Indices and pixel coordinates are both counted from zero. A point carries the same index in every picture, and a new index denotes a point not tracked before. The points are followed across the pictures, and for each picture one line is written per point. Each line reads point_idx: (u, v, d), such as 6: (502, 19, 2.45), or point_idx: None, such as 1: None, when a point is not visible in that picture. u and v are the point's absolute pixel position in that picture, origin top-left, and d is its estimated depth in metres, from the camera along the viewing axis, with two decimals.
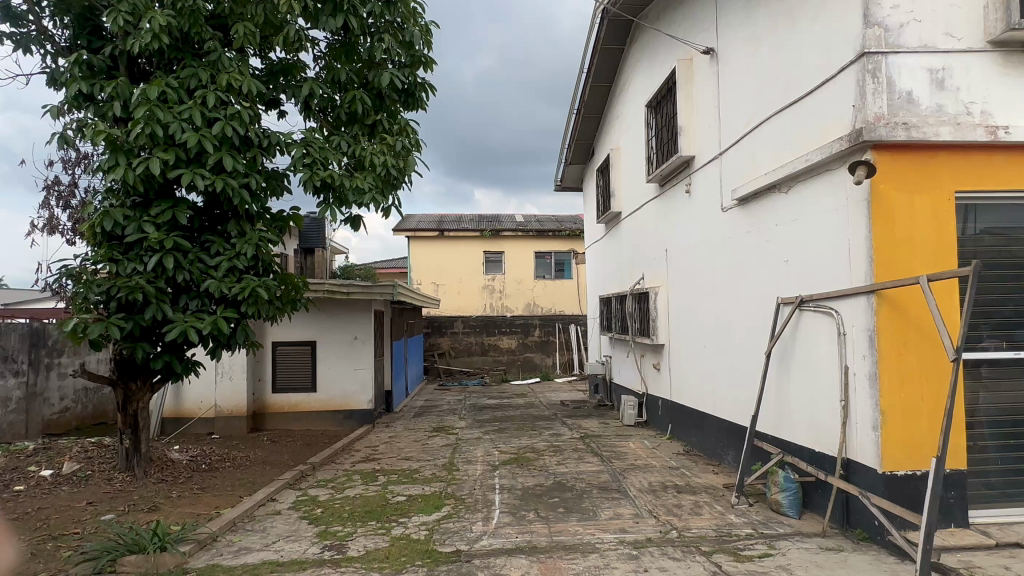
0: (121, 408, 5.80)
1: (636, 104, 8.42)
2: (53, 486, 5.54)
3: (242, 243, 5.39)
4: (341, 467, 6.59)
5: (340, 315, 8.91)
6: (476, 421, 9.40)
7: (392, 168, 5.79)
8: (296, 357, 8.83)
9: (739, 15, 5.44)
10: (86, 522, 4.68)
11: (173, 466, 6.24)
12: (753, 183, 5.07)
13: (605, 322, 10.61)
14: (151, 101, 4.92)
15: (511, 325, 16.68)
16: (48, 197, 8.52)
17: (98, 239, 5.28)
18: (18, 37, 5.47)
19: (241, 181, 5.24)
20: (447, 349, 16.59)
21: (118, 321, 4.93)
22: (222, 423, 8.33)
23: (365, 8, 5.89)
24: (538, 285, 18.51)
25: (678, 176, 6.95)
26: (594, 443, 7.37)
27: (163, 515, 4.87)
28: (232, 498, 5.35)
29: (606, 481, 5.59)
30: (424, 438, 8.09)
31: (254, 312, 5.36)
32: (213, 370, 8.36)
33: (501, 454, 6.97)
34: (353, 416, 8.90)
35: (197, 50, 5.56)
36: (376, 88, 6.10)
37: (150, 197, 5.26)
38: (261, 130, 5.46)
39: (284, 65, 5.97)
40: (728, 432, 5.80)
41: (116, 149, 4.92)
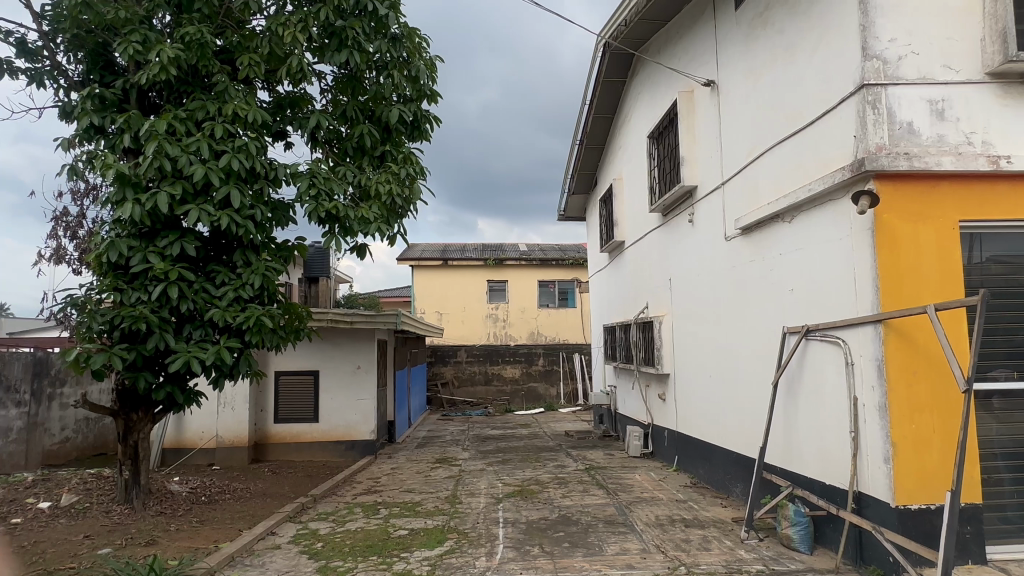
0: (122, 439, 5.75)
1: (638, 134, 8.50)
2: (50, 519, 5.47)
3: (248, 273, 5.43)
4: (342, 499, 6.49)
5: (342, 344, 8.88)
6: (479, 452, 9.28)
7: (397, 197, 5.87)
8: (298, 387, 8.78)
9: (738, 49, 5.54)
10: (82, 556, 4.60)
11: (172, 498, 6.15)
12: (756, 213, 5.09)
13: (610, 351, 10.55)
14: (160, 135, 5.02)
15: (515, 354, 16.59)
16: (56, 227, 8.60)
17: (104, 269, 5.30)
18: (32, 72, 5.62)
19: (246, 213, 5.29)
20: (450, 378, 16.50)
21: (121, 351, 4.93)
22: (223, 454, 8.26)
23: (371, 44, 6.05)
24: (541, 314, 18.47)
25: (681, 206, 6.99)
26: (599, 475, 7.25)
27: (161, 548, 4.79)
28: (230, 531, 5.26)
29: (612, 515, 5.49)
30: (427, 470, 7.98)
31: (257, 341, 5.34)
32: (215, 400, 8.32)
33: (505, 486, 6.86)
34: (355, 447, 8.79)
35: (206, 83, 5.67)
36: (383, 121, 6.23)
37: (156, 228, 5.31)
38: (267, 162, 5.54)
39: (291, 98, 6.09)
40: (735, 463, 5.70)
41: (123, 182, 4.98)
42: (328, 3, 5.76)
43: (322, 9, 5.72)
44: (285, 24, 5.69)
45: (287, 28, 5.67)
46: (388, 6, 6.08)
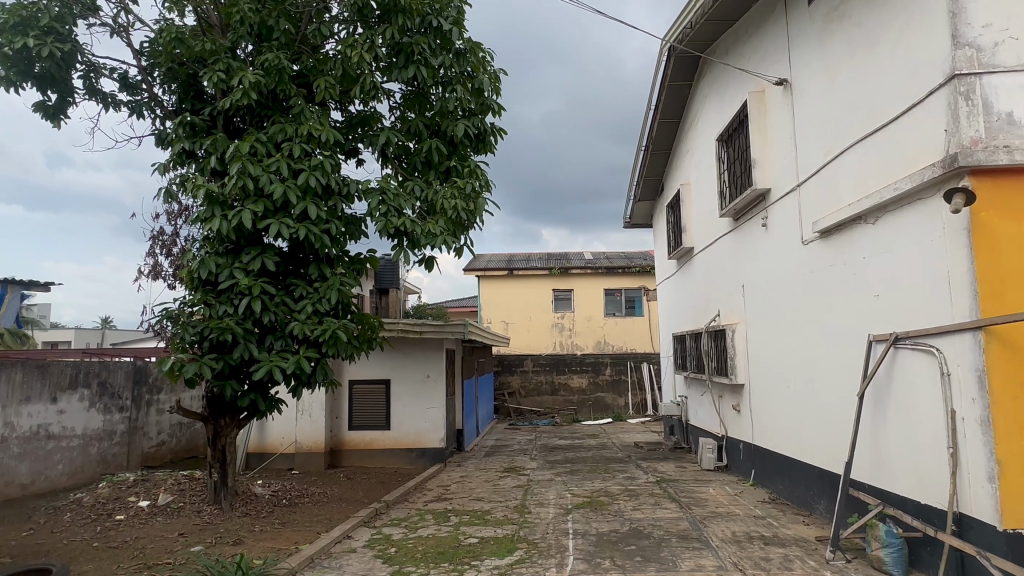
0: (211, 443, 6.13)
1: (706, 137, 8.30)
2: (149, 516, 5.89)
3: (325, 287, 5.67)
4: (413, 506, 6.63)
5: (412, 353, 9.10)
6: (547, 462, 9.25)
7: (462, 211, 5.98)
8: (371, 395, 9.07)
9: (813, 45, 5.32)
10: (177, 552, 4.92)
11: (256, 500, 6.48)
12: (835, 215, 4.84)
13: (680, 361, 10.27)
14: (243, 156, 5.34)
15: (581, 363, 16.46)
16: (153, 246, 9.31)
17: (195, 284, 5.68)
18: (133, 104, 6.14)
19: (322, 228, 5.54)
20: (517, 388, 16.55)
21: (210, 361, 5.26)
22: (301, 459, 8.63)
23: (436, 60, 6.24)
24: (608, 323, 18.25)
25: (753, 210, 6.75)
26: (671, 488, 7.06)
27: (247, 548, 5.05)
28: (310, 533, 5.48)
29: (686, 529, 5.32)
30: (496, 479, 8.02)
31: (333, 353, 5.56)
32: (294, 408, 8.72)
33: (574, 496, 6.80)
34: (425, 455, 8.96)
35: (284, 106, 5.99)
36: (448, 136, 6.38)
37: (240, 244, 5.65)
38: (340, 179, 5.79)
39: (362, 117, 6.35)
40: (818, 478, 5.41)
41: (213, 202, 5.34)
42: (395, 23, 5.99)
43: (389, 29, 5.95)
44: (355, 46, 5.95)
45: (356, 49, 5.93)
46: (451, 22, 6.28)
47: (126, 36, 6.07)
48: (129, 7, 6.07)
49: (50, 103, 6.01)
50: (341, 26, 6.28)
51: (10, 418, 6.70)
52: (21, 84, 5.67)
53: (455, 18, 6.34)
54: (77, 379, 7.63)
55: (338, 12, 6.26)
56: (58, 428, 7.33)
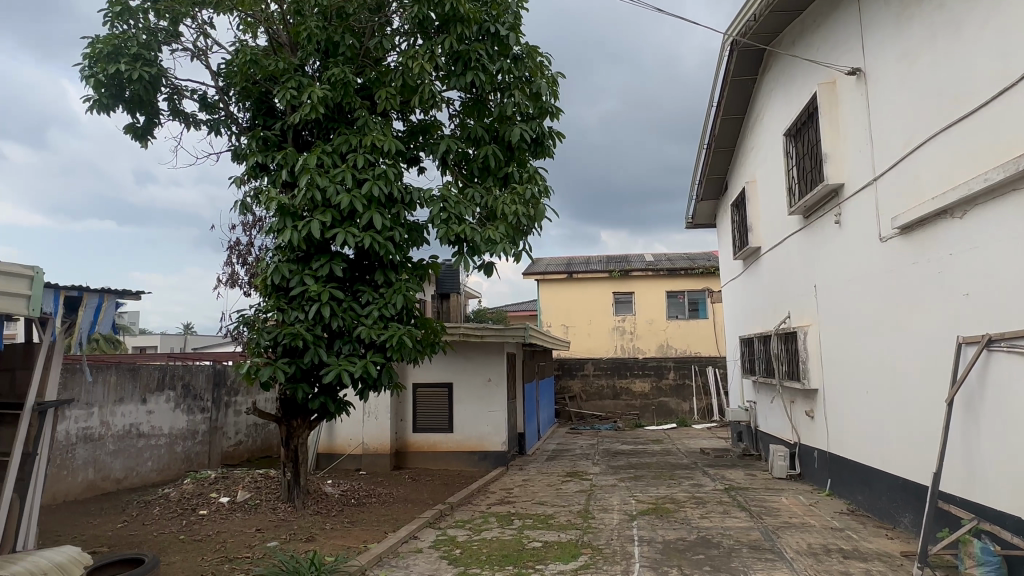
0: (285, 443, 6.40)
1: (773, 133, 8.00)
2: (230, 512, 6.21)
3: (391, 293, 5.84)
4: (477, 508, 6.70)
5: (474, 357, 9.20)
6: (610, 468, 9.13)
7: (522, 217, 6.00)
8: (434, 398, 9.24)
9: (889, 32, 5.04)
10: (255, 547, 5.17)
11: (327, 499, 6.71)
12: (917, 210, 4.56)
13: (748, 365, 9.92)
14: (312, 168, 5.57)
15: (644, 367, 16.17)
16: (231, 256, 9.83)
17: (269, 291, 5.96)
18: (212, 122, 6.53)
19: (386, 235, 5.70)
20: (578, 392, 16.44)
21: (283, 365, 5.50)
22: (369, 460, 8.88)
23: (493, 66, 6.32)
24: (670, 326, 17.87)
25: (825, 207, 6.45)
26: (741, 496, 6.82)
27: (319, 545, 5.24)
28: (377, 533, 5.63)
29: (757, 540, 5.12)
30: (558, 483, 7.99)
31: (398, 357, 5.70)
32: (361, 410, 8.99)
33: (639, 503, 6.68)
34: (488, 458, 9.03)
35: (348, 118, 6.21)
36: (506, 141, 6.44)
37: (310, 252, 5.88)
38: (403, 187, 5.95)
39: (423, 125, 6.49)
40: (902, 490, 5.10)
41: (284, 213, 5.59)
42: (453, 32, 6.11)
43: (447, 38, 6.07)
44: (416, 57, 6.10)
45: (416, 60, 6.07)
46: (508, 28, 6.35)
47: (205, 58, 6.45)
48: (207, 32, 6.45)
49: (139, 124, 6.46)
50: (402, 38, 6.46)
51: (106, 417, 7.24)
52: (113, 107, 6.13)
53: (512, 24, 6.41)
54: (164, 381, 8.15)
55: (399, 25, 6.44)
56: (148, 427, 7.85)
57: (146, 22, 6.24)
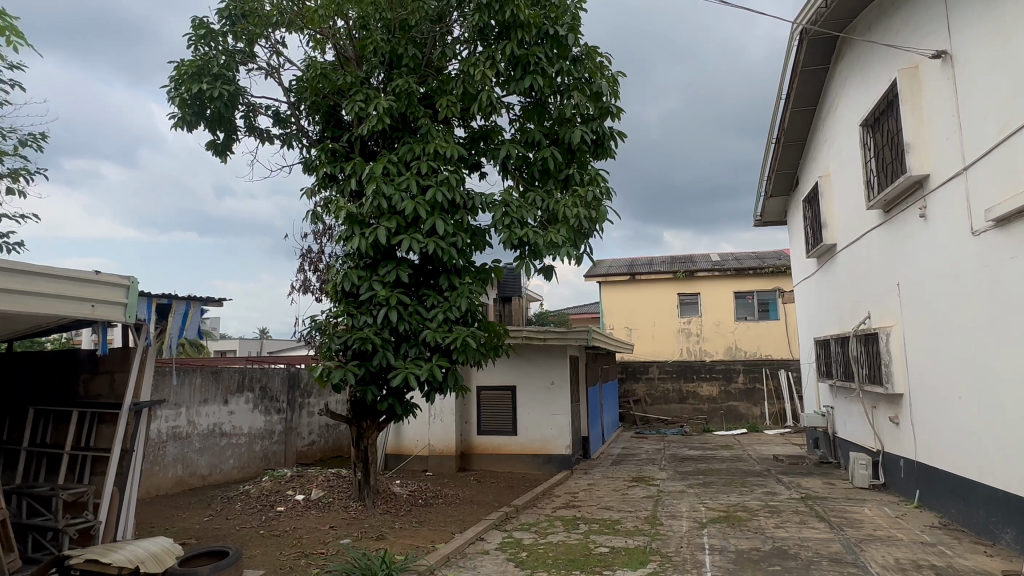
0: (355, 444, 6.61)
1: (848, 123, 7.60)
2: (305, 509, 6.48)
3: (454, 297, 5.94)
4: (542, 511, 6.69)
5: (537, 360, 9.21)
6: (677, 473, 8.91)
7: (584, 219, 5.97)
8: (498, 401, 9.31)
9: (978, 9, 4.69)
10: (329, 543, 5.36)
11: (395, 499, 6.89)
12: (1014, 200, 4.22)
13: (824, 368, 9.45)
14: (378, 177, 5.74)
15: (711, 370, 15.69)
16: (303, 263, 10.27)
17: (339, 297, 6.18)
18: (284, 136, 6.85)
19: (449, 241, 5.81)
20: (642, 396, 16.14)
21: (353, 367, 5.69)
22: (435, 461, 9.04)
23: (553, 69, 6.33)
24: (738, 327, 17.28)
25: (907, 199, 6.07)
26: (819, 506, 6.50)
27: (389, 543, 5.38)
28: (445, 533, 5.72)
29: (839, 552, 4.86)
30: (624, 488, 7.87)
31: (463, 360, 5.79)
32: (427, 412, 9.17)
33: (709, 510, 6.48)
34: (552, 461, 9.00)
35: (412, 127, 6.36)
36: (567, 143, 6.43)
37: (377, 259, 6.06)
38: (465, 193, 6.05)
39: (484, 131, 6.58)
40: (1002, 503, 4.71)
41: (352, 221, 5.79)
42: (513, 38, 6.16)
43: (507, 44, 6.14)
44: (477, 64, 6.19)
45: (477, 67, 6.16)
46: (567, 29, 6.34)
47: (277, 76, 6.79)
48: (280, 50, 6.78)
49: (219, 140, 6.87)
50: (463, 47, 6.58)
51: (192, 417, 7.71)
52: (196, 125, 6.54)
53: (571, 25, 6.41)
54: (244, 383, 8.60)
55: (459, 33, 6.57)
56: (230, 427, 8.31)
57: (225, 44, 6.64)
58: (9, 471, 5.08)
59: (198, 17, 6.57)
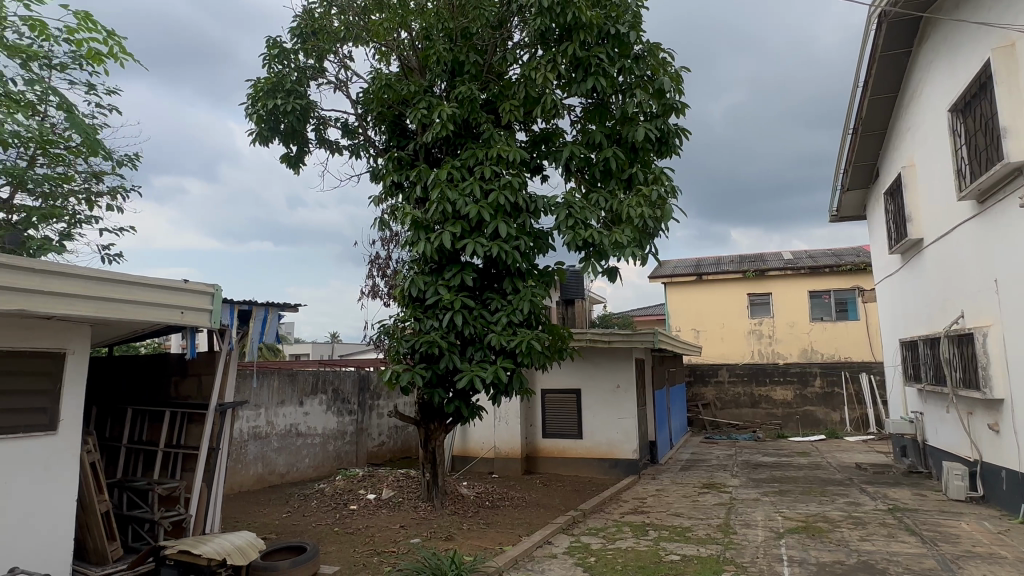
0: (423, 445, 6.75)
1: (934, 109, 7.12)
2: (376, 508, 6.67)
3: (518, 300, 5.96)
4: (610, 516, 6.60)
5: (603, 363, 9.11)
6: (751, 480, 8.57)
7: (649, 219, 5.87)
8: (563, 404, 9.27)
9: None
10: (400, 542, 5.49)
11: (463, 500, 6.98)
12: None
13: (912, 371, 8.86)
14: (442, 183, 5.84)
15: (785, 373, 15.03)
16: (371, 270, 10.59)
17: (406, 302, 6.33)
18: (353, 147, 7.10)
19: (513, 244, 5.85)
20: (711, 400, 15.65)
21: (421, 370, 5.81)
22: (501, 464, 9.10)
23: (615, 68, 6.28)
24: (814, 328, 16.47)
25: (1005, 188, 5.61)
26: (909, 518, 6.09)
27: (457, 544, 5.45)
28: (512, 536, 5.74)
29: (933, 568, 4.54)
30: (694, 494, 7.65)
31: (528, 363, 5.80)
32: (492, 415, 9.24)
33: (786, 520, 6.21)
34: (618, 465, 8.86)
35: (475, 133, 6.45)
36: (630, 142, 6.35)
37: (442, 263, 6.17)
38: (528, 196, 6.08)
39: (545, 134, 6.59)
40: None
41: (418, 227, 5.92)
42: (575, 39, 6.15)
43: (569, 46, 6.12)
44: (538, 68, 6.22)
45: (539, 71, 6.19)
46: (628, 27, 6.29)
47: (345, 89, 7.04)
48: (347, 65, 7.04)
49: (292, 153, 7.19)
50: (524, 51, 6.62)
51: (271, 417, 8.10)
52: (271, 140, 6.88)
53: (632, 23, 6.36)
54: (317, 385, 8.96)
55: (520, 38, 6.62)
56: (305, 427, 8.67)
57: (297, 62, 6.95)
58: (110, 466, 5.50)
59: (272, 38, 6.91)
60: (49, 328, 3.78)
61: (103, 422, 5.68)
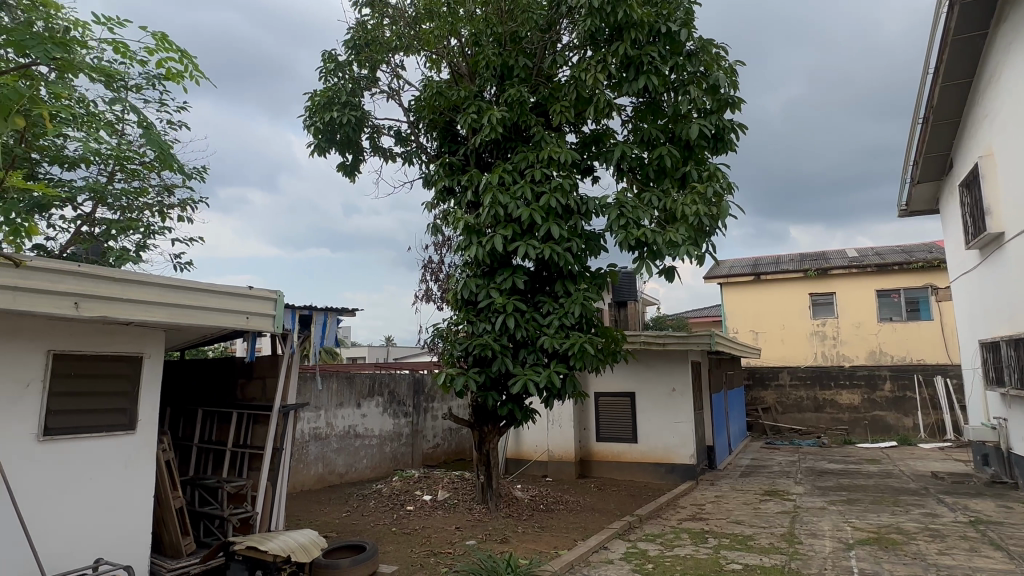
0: (478, 447, 6.79)
1: (1014, 94, 6.66)
2: (432, 509, 6.76)
3: (570, 302, 5.92)
4: (667, 522, 6.46)
5: (658, 366, 8.94)
6: (816, 488, 8.22)
7: (704, 216, 5.72)
8: (618, 407, 9.16)
9: None
10: (456, 543, 5.54)
11: (517, 503, 6.98)
12: None
13: (994, 374, 8.29)
14: (494, 187, 5.87)
15: (852, 377, 14.37)
16: (425, 274, 10.77)
17: (459, 305, 6.39)
18: (406, 154, 7.24)
19: (564, 246, 5.83)
20: (772, 404, 15.13)
21: (474, 374, 5.85)
22: (555, 467, 9.05)
23: (667, 66, 6.17)
24: (883, 329, 15.66)
25: None
26: (993, 532, 5.69)
27: (513, 547, 5.46)
28: (567, 540, 5.70)
29: None
30: (756, 502, 7.40)
31: (581, 365, 5.76)
32: (546, 418, 9.22)
33: (856, 530, 5.91)
34: (675, 470, 8.66)
35: (525, 136, 6.47)
36: (684, 140, 6.22)
37: (494, 266, 6.20)
38: (579, 198, 6.05)
39: (596, 135, 6.53)
40: None
41: (470, 231, 5.96)
42: (625, 38, 6.07)
43: (619, 45, 6.05)
44: (588, 69, 6.18)
45: (589, 72, 6.15)
46: (681, 24, 6.18)
47: (397, 98, 7.20)
48: (400, 74, 7.20)
49: (348, 162, 7.40)
50: (574, 53, 6.60)
51: (331, 418, 8.35)
52: (328, 150, 7.11)
53: (684, 20, 6.25)
54: (374, 388, 9.17)
55: (569, 40, 6.61)
56: (362, 428, 8.88)
57: (352, 73, 7.16)
58: (183, 464, 5.80)
59: (328, 51, 7.14)
60: (127, 333, 4.01)
61: (176, 422, 6.00)
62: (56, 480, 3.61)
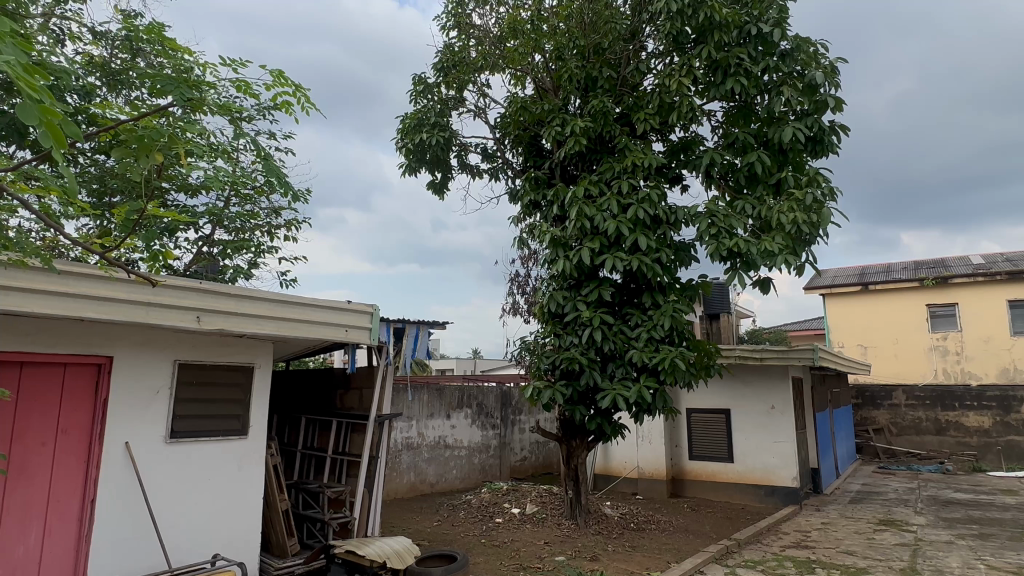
0: (565, 461, 6.75)
1: None
2: (521, 522, 6.77)
3: (659, 315, 5.77)
4: (769, 549, 6.08)
5: (755, 382, 8.50)
6: (942, 519, 7.45)
7: (803, 224, 5.38)
8: (711, 424, 8.78)
9: None
10: (545, 559, 5.51)
11: (607, 520, 6.84)
12: None
13: None
14: (580, 200, 5.84)
15: (980, 398, 12.97)
16: (512, 286, 10.88)
17: (546, 318, 6.42)
18: (492, 169, 7.40)
19: (653, 257, 5.70)
20: (885, 425, 13.94)
21: (562, 387, 5.80)
22: (645, 485, 8.81)
23: (758, 67, 5.94)
24: (1017, 344, 14.04)
25: None
26: None
27: (603, 565, 5.34)
28: (660, 561, 5.50)
29: None
30: (870, 531, 6.80)
31: (671, 380, 5.58)
32: (635, 433, 9.02)
33: (991, 569, 5.29)
34: (775, 494, 8.14)
35: (610, 147, 6.43)
36: (777, 144, 5.95)
37: (581, 279, 6.14)
38: (667, 208, 5.92)
39: (684, 142, 6.36)
40: None
41: (556, 244, 5.93)
42: (711, 42, 5.93)
43: (705, 49, 5.91)
44: (673, 75, 6.07)
45: (674, 78, 6.02)
46: (773, 23, 5.94)
47: (484, 115, 7.37)
48: (485, 92, 7.38)
49: (437, 180, 7.65)
50: (658, 60, 6.49)
51: (422, 429, 8.60)
52: (419, 169, 7.41)
53: (776, 19, 5.97)
54: (463, 400, 9.32)
55: (653, 48, 6.53)
56: (452, 439, 9.06)
57: (440, 94, 7.42)
58: (289, 468, 6.18)
59: (418, 75, 7.45)
60: (241, 344, 4.33)
61: (283, 428, 6.41)
62: (180, 478, 3.94)
